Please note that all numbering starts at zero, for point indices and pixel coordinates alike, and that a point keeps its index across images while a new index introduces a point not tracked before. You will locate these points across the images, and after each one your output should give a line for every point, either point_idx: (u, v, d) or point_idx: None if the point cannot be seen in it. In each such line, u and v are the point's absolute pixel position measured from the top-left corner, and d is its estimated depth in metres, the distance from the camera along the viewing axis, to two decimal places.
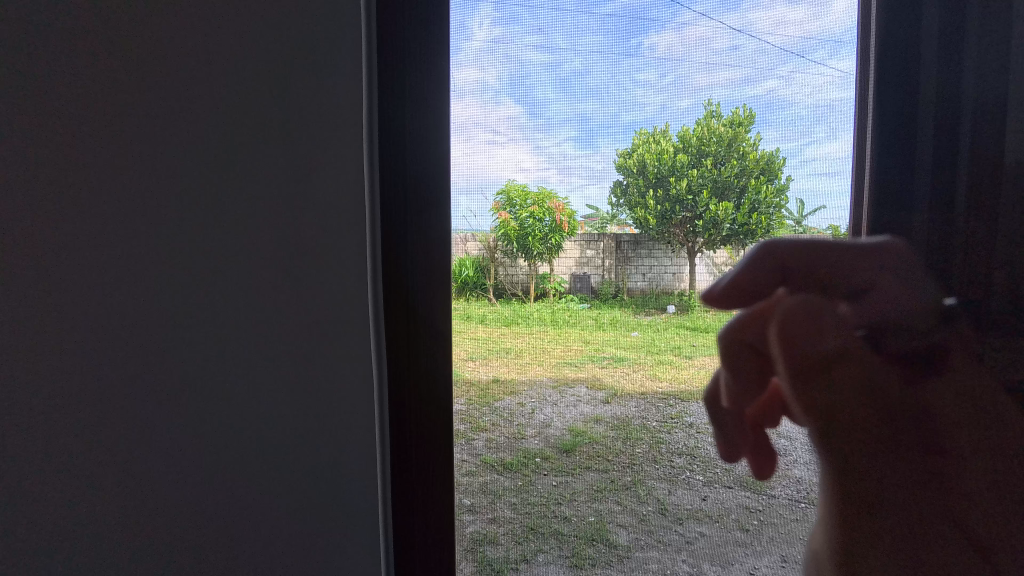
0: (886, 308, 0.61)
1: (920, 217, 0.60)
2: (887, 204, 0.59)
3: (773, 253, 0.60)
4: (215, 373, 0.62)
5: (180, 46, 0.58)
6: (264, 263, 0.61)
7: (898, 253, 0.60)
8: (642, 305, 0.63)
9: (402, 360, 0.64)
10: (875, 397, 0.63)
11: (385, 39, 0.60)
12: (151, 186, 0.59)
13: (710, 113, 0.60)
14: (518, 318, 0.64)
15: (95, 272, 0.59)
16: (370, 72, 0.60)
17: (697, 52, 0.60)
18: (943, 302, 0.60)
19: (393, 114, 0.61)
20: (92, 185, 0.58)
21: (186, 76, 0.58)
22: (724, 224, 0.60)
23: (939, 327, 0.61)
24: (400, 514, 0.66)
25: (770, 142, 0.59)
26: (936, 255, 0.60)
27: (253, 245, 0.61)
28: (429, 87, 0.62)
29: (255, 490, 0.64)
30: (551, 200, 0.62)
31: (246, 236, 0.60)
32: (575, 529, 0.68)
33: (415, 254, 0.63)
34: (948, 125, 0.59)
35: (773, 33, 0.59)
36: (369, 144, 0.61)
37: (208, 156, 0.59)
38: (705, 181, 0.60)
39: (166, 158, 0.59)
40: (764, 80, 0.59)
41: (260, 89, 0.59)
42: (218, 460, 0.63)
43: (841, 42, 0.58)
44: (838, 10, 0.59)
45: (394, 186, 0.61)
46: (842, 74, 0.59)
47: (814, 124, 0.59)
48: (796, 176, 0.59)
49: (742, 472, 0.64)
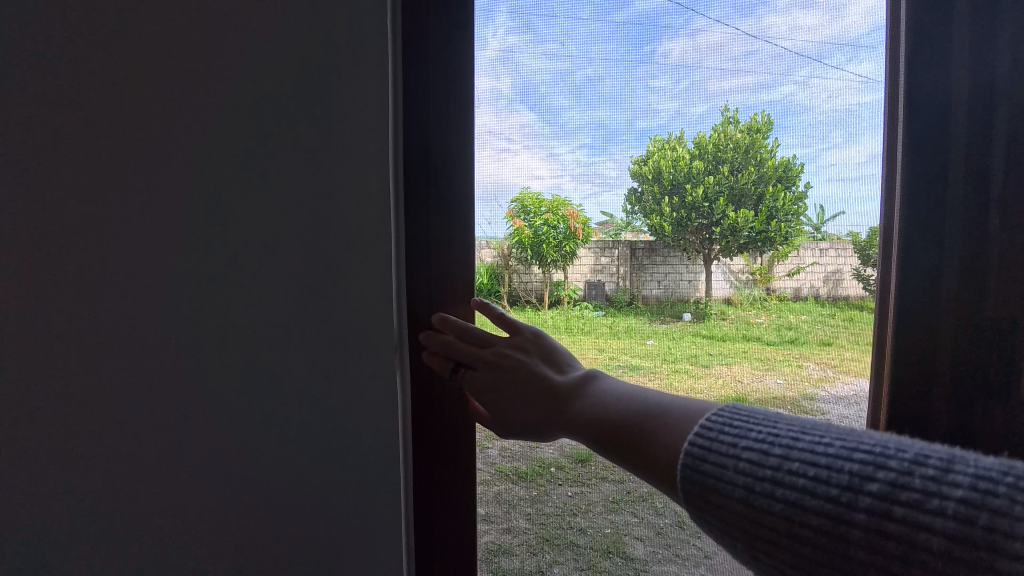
0: (919, 321, 0.58)
1: (953, 226, 0.56)
2: (916, 212, 0.57)
3: (792, 260, 0.59)
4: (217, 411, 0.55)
5: (171, 42, 0.51)
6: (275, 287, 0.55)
7: (932, 264, 0.57)
8: (658, 315, 0.62)
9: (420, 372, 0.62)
10: (908, 414, 0.60)
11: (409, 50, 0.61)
12: (132, 192, 0.51)
13: (727, 119, 0.59)
14: (532, 326, 0.65)
15: (75, 298, 0.51)
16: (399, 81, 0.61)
17: (711, 59, 0.59)
18: (979, 315, 0.56)
19: (421, 126, 0.61)
20: (60, 186, 0.50)
21: (180, 80, 0.52)
22: (742, 232, 0.60)
23: (972, 342, 0.57)
24: (424, 526, 0.66)
25: (788, 148, 0.58)
26: (973, 264, 0.56)
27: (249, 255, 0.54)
28: (454, 97, 0.62)
29: (266, 543, 0.57)
30: (565, 207, 0.62)
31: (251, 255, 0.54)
32: (592, 540, 0.67)
33: (437, 262, 0.62)
34: (986, 132, 0.55)
35: (788, 38, 0.58)
36: (397, 154, 0.61)
37: (208, 168, 0.53)
38: (722, 188, 0.60)
39: (159, 167, 0.52)
40: (779, 86, 0.58)
41: (260, 86, 0.53)
42: (217, 503, 0.56)
43: (860, 47, 0.58)
44: (855, 14, 0.57)
45: (417, 197, 0.61)
46: (863, 78, 0.58)
47: (832, 129, 0.58)
48: (816, 183, 0.58)
49: None
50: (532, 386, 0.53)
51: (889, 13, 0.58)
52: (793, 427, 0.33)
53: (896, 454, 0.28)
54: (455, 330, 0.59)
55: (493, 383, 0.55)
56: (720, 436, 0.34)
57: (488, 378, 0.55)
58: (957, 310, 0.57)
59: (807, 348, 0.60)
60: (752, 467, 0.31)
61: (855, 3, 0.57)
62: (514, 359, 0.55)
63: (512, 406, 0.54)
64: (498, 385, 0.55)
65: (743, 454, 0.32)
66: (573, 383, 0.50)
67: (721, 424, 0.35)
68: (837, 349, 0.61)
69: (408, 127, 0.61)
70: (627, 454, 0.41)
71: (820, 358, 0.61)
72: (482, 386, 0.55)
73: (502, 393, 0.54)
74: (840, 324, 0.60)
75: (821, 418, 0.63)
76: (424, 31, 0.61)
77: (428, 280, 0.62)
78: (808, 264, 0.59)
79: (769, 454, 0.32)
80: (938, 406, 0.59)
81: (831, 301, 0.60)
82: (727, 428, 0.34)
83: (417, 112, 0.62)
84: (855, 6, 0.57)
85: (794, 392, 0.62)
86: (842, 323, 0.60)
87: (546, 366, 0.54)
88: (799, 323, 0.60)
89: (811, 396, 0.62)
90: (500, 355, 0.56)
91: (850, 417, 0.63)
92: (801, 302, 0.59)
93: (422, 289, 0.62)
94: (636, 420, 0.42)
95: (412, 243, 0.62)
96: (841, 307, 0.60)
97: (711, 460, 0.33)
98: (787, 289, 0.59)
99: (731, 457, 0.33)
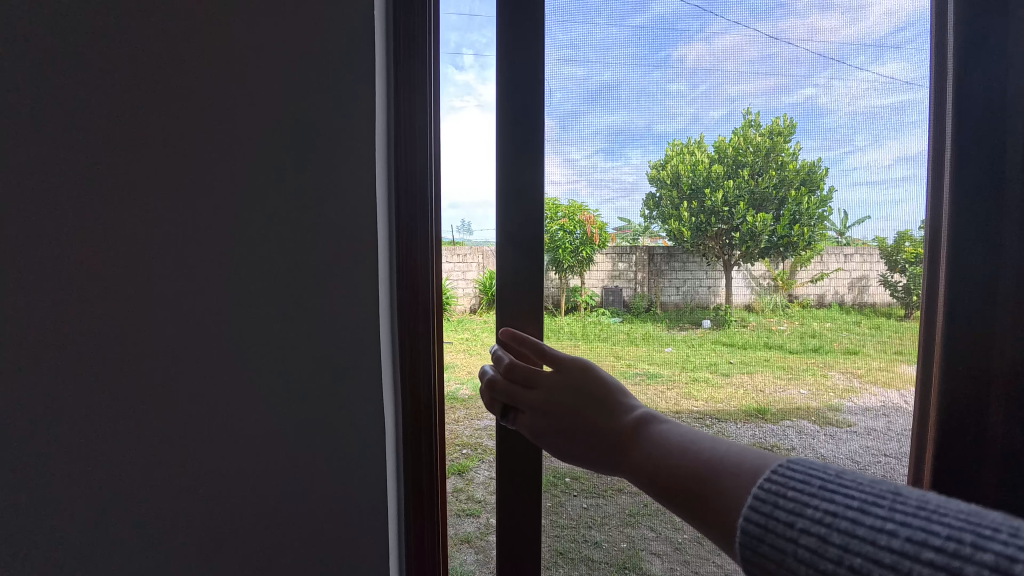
0: (966, 342, 0.53)
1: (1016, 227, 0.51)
2: (973, 213, 0.52)
3: (814, 265, 0.55)
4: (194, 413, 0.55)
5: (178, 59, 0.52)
6: (266, 290, 0.55)
7: (982, 283, 0.52)
8: (677, 322, 0.58)
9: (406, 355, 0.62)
10: (957, 436, 0.54)
11: (403, 58, 0.61)
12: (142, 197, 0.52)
13: (749, 122, 0.56)
14: (547, 333, 0.61)
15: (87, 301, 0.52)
16: (393, 89, 0.61)
17: (729, 63, 0.56)
18: None
19: (420, 134, 0.62)
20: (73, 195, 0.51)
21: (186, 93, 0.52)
22: (762, 236, 0.56)
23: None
24: (417, 533, 0.64)
25: (811, 151, 0.55)
26: None
27: (257, 259, 0.55)
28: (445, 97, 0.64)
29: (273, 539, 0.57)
30: (581, 212, 0.59)
31: (243, 260, 0.55)
32: (608, 555, 0.64)
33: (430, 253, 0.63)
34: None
35: (809, 40, 0.54)
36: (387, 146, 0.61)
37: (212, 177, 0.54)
38: (742, 192, 0.56)
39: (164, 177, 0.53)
40: (800, 89, 0.54)
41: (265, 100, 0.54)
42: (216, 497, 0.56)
43: (885, 48, 0.54)
44: (877, 14, 0.54)
45: (414, 202, 0.62)
46: (888, 80, 0.54)
47: (856, 132, 0.54)
48: (841, 186, 0.54)
49: None
50: (582, 426, 0.47)
51: (929, 11, 0.53)
52: (852, 501, 0.24)
53: (983, 553, 0.19)
54: (505, 366, 0.55)
55: (551, 422, 0.50)
56: (772, 510, 0.25)
57: (545, 418, 0.50)
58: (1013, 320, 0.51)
59: (831, 359, 0.56)
60: (811, 559, 0.23)
61: (877, 3, 0.54)
62: (564, 400, 0.49)
63: (563, 447, 0.49)
64: (552, 425, 0.50)
65: (801, 538, 0.23)
66: (628, 425, 0.44)
67: (778, 489, 0.26)
68: (863, 357, 0.56)
69: (403, 135, 0.61)
70: (660, 490, 0.37)
71: (845, 367, 0.56)
72: (536, 429, 0.51)
73: (553, 435, 0.50)
74: (866, 331, 0.55)
75: (848, 431, 0.58)
76: (420, 36, 0.61)
77: (428, 282, 0.62)
78: (833, 270, 0.55)
79: (826, 542, 0.23)
80: (997, 426, 0.53)
81: (857, 308, 0.55)
82: (780, 498, 0.25)
83: (407, 111, 0.61)
84: (877, 5, 0.54)
85: (819, 403, 0.57)
86: (869, 330, 0.55)
87: (600, 406, 0.47)
88: (822, 330, 0.56)
89: (835, 408, 0.57)
90: (548, 395, 0.51)
91: (879, 430, 0.57)
92: (825, 308, 0.56)
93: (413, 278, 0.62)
94: (680, 464, 0.36)
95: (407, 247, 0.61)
96: (868, 314, 0.55)
97: (767, 544, 0.24)
98: (811, 295, 0.55)
99: (788, 541, 0.24)
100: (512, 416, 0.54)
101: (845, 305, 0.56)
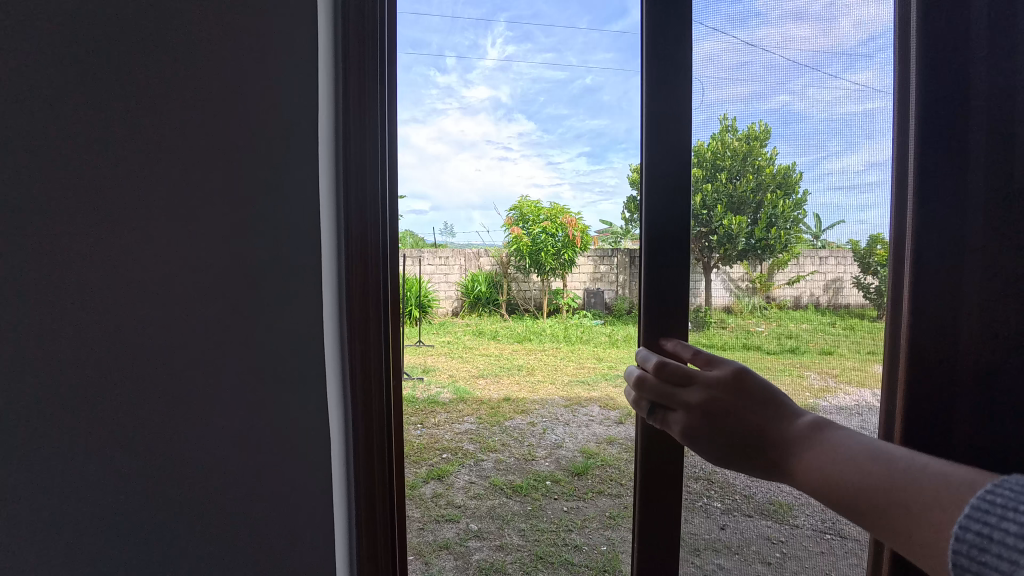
0: (935, 351, 0.51)
1: (975, 236, 0.49)
2: (938, 225, 0.50)
3: (791, 268, 0.55)
4: (113, 436, 0.47)
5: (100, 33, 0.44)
6: (208, 295, 0.50)
7: (948, 291, 0.50)
8: (683, 322, 0.56)
9: (356, 340, 0.58)
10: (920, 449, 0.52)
11: (349, 51, 0.57)
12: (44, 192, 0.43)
13: (726, 128, 0.55)
14: None
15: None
16: (341, 85, 0.57)
17: (707, 70, 0.55)
18: (999, 331, 0.49)
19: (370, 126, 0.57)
20: None
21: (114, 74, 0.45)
22: (739, 239, 0.56)
23: (993, 370, 0.50)
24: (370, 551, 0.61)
25: (786, 156, 0.54)
26: (996, 281, 0.49)
27: (206, 264, 0.50)
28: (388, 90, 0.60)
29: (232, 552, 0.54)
30: None
31: (189, 262, 0.49)
32: None
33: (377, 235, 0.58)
34: (1014, 127, 0.47)
35: (785, 48, 0.54)
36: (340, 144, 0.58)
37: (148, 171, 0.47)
38: (719, 196, 0.56)
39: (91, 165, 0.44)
40: (775, 95, 0.54)
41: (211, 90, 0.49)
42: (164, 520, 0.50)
43: (854, 57, 0.53)
44: (849, 24, 0.54)
45: (360, 184, 0.57)
46: (862, 87, 0.53)
47: (829, 138, 0.54)
48: (816, 190, 0.53)
49: (764, 500, 0.55)
50: (742, 437, 0.38)
51: (895, 23, 0.52)
52: None
53: None
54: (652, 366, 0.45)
55: (704, 430, 0.40)
56: (999, 519, 0.20)
57: (698, 422, 0.41)
58: (976, 335, 0.50)
59: (806, 360, 0.56)
60: None
61: (849, 13, 0.54)
62: (722, 409, 0.40)
63: (727, 460, 0.39)
64: (707, 432, 0.40)
65: None
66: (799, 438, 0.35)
67: (1006, 501, 0.20)
68: (839, 358, 0.55)
69: (351, 126, 0.57)
70: (856, 512, 0.28)
71: (821, 368, 0.56)
72: (685, 435, 0.42)
73: (712, 443, 0.40)
74: (842, 333, 0.55)
75: None
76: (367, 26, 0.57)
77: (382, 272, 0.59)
78: (808, 273, 0.55)
79: None
80: (960, 449, 0.51)
81: (832, 310, 0.55)
82: (1012, 510, 0.20)
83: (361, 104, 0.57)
84: (849, 15, 0.54)
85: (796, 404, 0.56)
86: (844, 332, 0.55)
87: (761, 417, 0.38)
88: (799, 332, 0.55)
89: (812, 408, 0.57)
90: (704, 401, 0.41)
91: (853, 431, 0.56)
92: (800, 310, 0.55)
93: (362, 262, 0.58)
94: (887, 480, 0.27)
95: (357, 237, 0.57)
96: (843, 316, 0.55)
97: (993, 553, 0.20)
98: (787, 296, 0.55)
99: (1020, 554, 0.19)
100: (658, 417, 0.44)
101: (821, 306, 0.55)
